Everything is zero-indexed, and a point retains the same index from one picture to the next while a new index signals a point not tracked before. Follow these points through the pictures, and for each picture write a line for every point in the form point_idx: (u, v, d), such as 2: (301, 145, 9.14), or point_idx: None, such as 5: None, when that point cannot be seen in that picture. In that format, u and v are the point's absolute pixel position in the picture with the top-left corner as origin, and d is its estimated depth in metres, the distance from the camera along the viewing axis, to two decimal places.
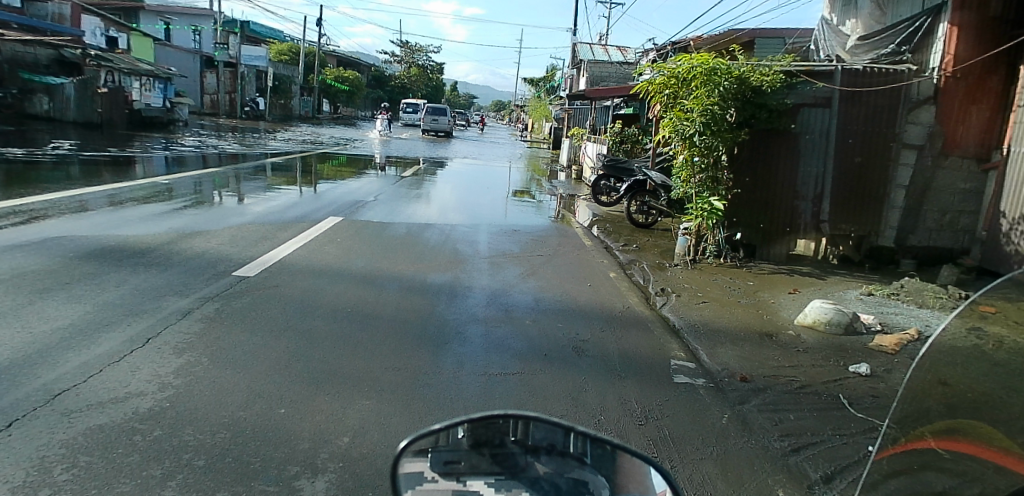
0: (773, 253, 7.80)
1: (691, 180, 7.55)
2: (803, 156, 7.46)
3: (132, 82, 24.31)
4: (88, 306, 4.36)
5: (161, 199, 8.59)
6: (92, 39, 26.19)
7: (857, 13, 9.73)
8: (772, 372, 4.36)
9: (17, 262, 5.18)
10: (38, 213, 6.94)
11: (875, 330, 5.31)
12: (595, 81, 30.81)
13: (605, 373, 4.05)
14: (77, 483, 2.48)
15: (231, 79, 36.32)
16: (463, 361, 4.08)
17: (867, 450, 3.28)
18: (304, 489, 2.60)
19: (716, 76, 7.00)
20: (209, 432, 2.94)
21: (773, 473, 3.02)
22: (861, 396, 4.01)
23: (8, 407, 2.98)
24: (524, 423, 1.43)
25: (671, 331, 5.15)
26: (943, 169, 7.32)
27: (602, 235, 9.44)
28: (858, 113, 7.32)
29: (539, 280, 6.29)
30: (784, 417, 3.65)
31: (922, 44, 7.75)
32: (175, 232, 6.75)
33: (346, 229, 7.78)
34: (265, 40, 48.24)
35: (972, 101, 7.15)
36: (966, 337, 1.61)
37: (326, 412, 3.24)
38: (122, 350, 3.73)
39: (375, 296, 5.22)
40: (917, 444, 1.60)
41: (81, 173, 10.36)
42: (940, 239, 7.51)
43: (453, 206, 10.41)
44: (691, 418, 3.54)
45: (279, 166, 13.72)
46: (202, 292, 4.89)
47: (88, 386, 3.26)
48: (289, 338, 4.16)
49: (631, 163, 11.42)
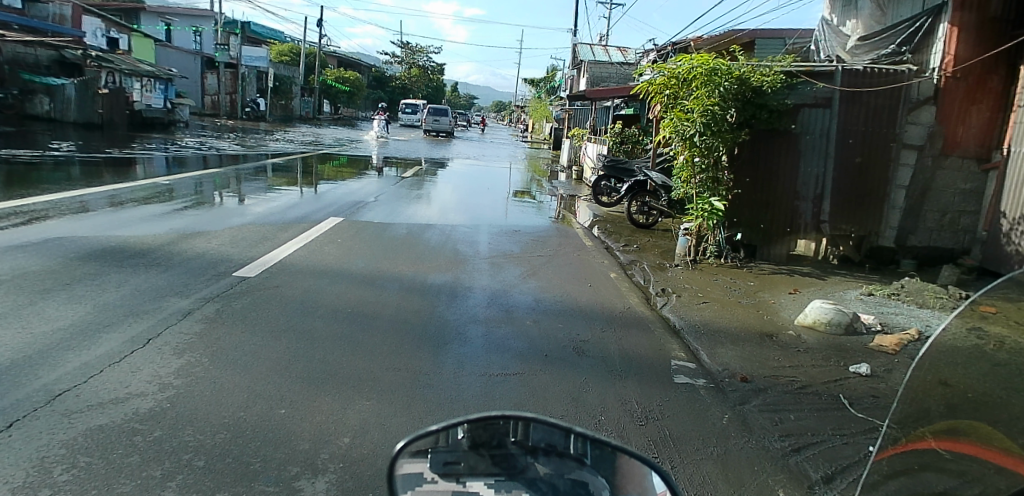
0: (773, 253, 7.81)
1: (692, 180, 7.56)
2: (804, 157, 7.47)
3: (132, 82, 23.99)
4: (89, 306, 4.37)
5: (162, 199, 8.61)
6: (92, 39, 26.22)
7: (857, 13, 9.74)
8: (773, 372, 4.37)
9: (18, 262, 5.20)
10: (39, 213, 6.96)
11: (875, 330, 5.32)
12: (596, 81, 30.83)
13: (606, 373, 4.07)
14: (78, 483, 2.48)
15: (231, 79, 36.33)
16: (464, 362, 4.08)
17: (868, 450, 3.29)
18: (304, 489, 2.61)
19: (716, 76, 7.02)
20: (210, 433, 2.95)
21: (774, 473, 3.02)
22: (861, 396, 4.01)
23: (9, 407, 2.99)
24: (524, 424, 1.43)
25: (671, 331, 5.16)
26: (944, 170, 7.33)
27: (602, 235, 9.46)
28: (858, 113, 7.32)
29: (540, 281, 6.30)
30: (785, 417, 3.66)
31: (922, 45, 7.76)
32: (176, 232, 6.76)
33: (347, 230, 7.79)
34: (265, 40, 48.30)
35: (973, 101, 7.16)
36: (967, 337, 1.64)
37: (327, 412, 3.25)
38: (123, 350, 3.74)
39: (376, 297, 5.23)
40: (917, 444, 1.60)
41: (82, 173, 10.38)
42: (941, 239, 7.51)
43: (454, 206, 10.43)
44: (691, 418, 3.55)
45: (279, 167, 13.74)
46: (202, 292, 4.90)
47: (88, 386, 3.27)
48: (290, 339, 4.17)
49: (631, 163, 11.44)
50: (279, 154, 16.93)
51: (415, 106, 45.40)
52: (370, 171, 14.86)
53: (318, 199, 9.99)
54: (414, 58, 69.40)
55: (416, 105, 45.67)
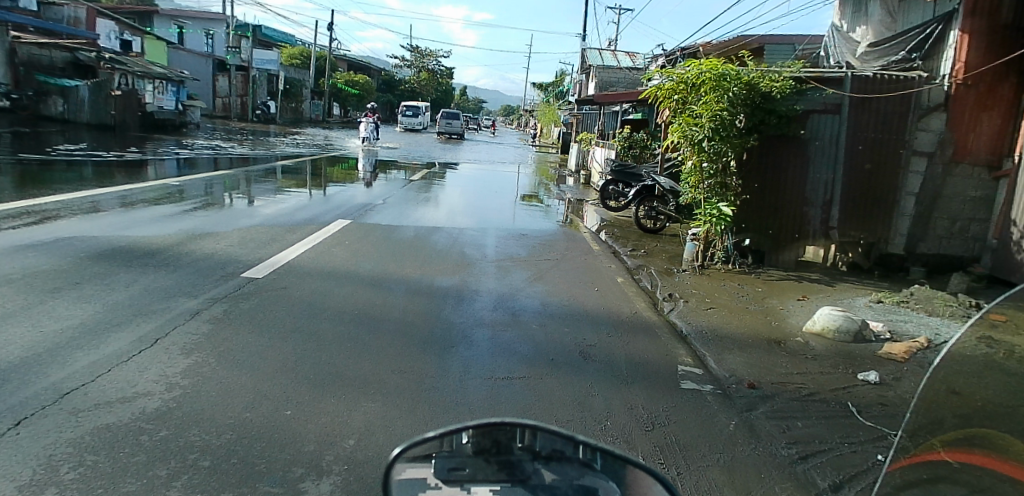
0: (782, 260, 7.74)
1: (699, 186, 7.59)
2: (813, 163, 7.44)
3: (144, 86, 24.15)
4: (97, 306, 4.39)
5: (172, 200, 8.71)
6: (107, 42, 26.88)
7: (865, 19, 9.70)
8: (780, 379, 4.35)
9: (30, 261, 5.23)
10: (51, 213, 7.04)
11: (885, 338, 5.28)
12: (605, 86, 30.99)
13: (612, 380, 4.04)
14: (83, 482, 2.50)
15: (243, 82, 36.56)
16: (470, 365, 4.08)
17: (876, 459, 3.26)
18: (309, 490, 2.62)
19: (725, 81, 7.06)
20: (216, 433, 2.96)
21: (781, 481, 3.00)
22: (869, 404, 3.99)
23: (17, 406, 3.00)
24: (529, 431, 1.43)
25: (678, 337, 5.14)
26: (954, 177, 7.26)
27: (609, 239, 9.45)
28: (868, 119, 7.29)
29: (547, 285, 6.29)
30: (793, 425, 3.64)
31: (932, 51, 7.70)
32: (185, 232, 6.83)
33: (356, 232, 7.83)
34: (277, 43, 48.68)
35: (983, 108, 7.09)
36: (977, 346, 1.53)
37: (332, 414, 3.26)
38: (131, 350, 3.77)
39: (383, 299, 5.25)
40: (928, 454, 1.61)
41: (95, 174, 10.51)
42: (951, 246, 7.44)
43: (462, 210, 10.45)
44: (698, 425, 3.53)
45: (288, 169, 13.77)
46: (211, 293, 4.94)
47: (96, 386, 3.28)
48: (297, 340, 4.19)
49: (639, 169, 11.61)
50: (287, 156, 17.05)
51: (417, 107, 45.39)
52: (363, 171, 15.21)
53: (330, 200, 10.11)
54: (422, 60, 69.55)
55: (418, 105, 45.71)
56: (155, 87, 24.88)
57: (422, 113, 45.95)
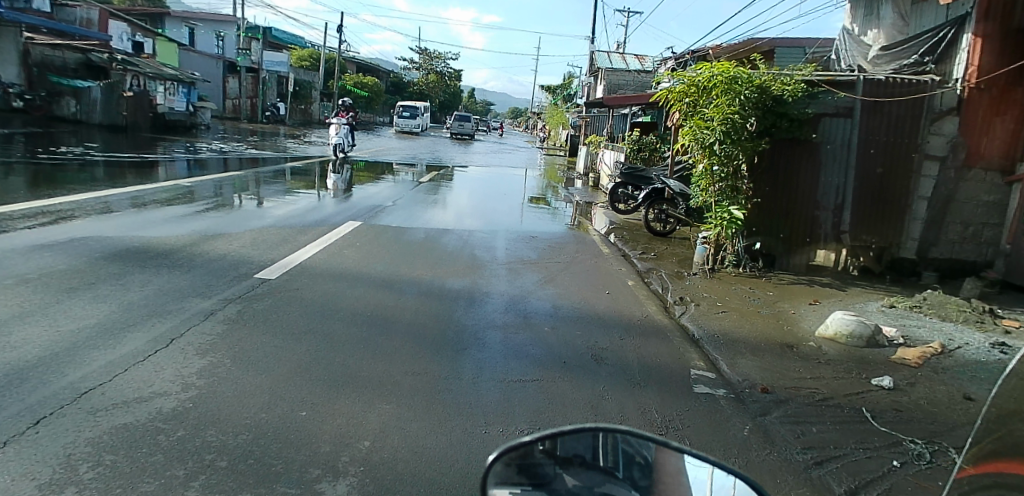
0: (793, 264, 7.73)
1: (710, 189, 7.53)
2: (825, 166, 7.41)
3: (156, 86, 24.49)
4: (113, 306, 4.43)
5: (184, 200, 8.74)
6: (120, 43, 26.74)
7: (877, 23, 9.65)
8: (793, 383, 4.34)
9: (45, 261, 5.26)
10: (66, 213, 7.08)
11: (898, 343, 5.26)
12: (612, 88, 31.27)
13: (626, 382, 4.06)
14: (103, 482, 2.51)
15: (252, 85, 36.86)
16: (485, 366, 4.11)
17: (892, 465, 3.24)
18: (326, 491, 2.63)
19: (737, 85, 6.99)
20: (232, 433, 2.98)
21: (796, 487, 3.00)
22: (883, 409, 3.97)
23: (36, 404, 3.03)
24: (552, 438, 1.41)
25: (689, 340, 5.12)
26: (966, 182, 7.26)
27: (618, 242, 9.46)
28: (881, 122, 7.24)
29: (557, 287, 6.29)
30: (807, 429, 3.63)
31: (944, 54, 7.68)
32: (197, 233, 6.87)
33: (367, 233, 7.87)
34: (286, 45, 49.20)
35: (996, 112, 7.12)
36: None
37: (347, 415, 3.28)
38: (146, 350, 3.79)
39: (395, 301, 5.26)
40: None
41: (108, 174, 10.59)
42: (963, 251, 7.46)
43: (470, 212, 10.47)
44: (714, 429, 3.53)
45: (298, 170, 13.89)
46: (224, 293, 4.96)
47: (112, 385, 3.30)
48: (311, 341, 4.21)
49: (648, 171, 11.50)
50: (295, 157, 17.16)
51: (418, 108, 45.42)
52: (349, 170, 15.25)
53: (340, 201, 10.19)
54: (428, 63, 70.09)
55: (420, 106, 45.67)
56: (166, 89, 25.25)
57: (423, 114, 45.90)
